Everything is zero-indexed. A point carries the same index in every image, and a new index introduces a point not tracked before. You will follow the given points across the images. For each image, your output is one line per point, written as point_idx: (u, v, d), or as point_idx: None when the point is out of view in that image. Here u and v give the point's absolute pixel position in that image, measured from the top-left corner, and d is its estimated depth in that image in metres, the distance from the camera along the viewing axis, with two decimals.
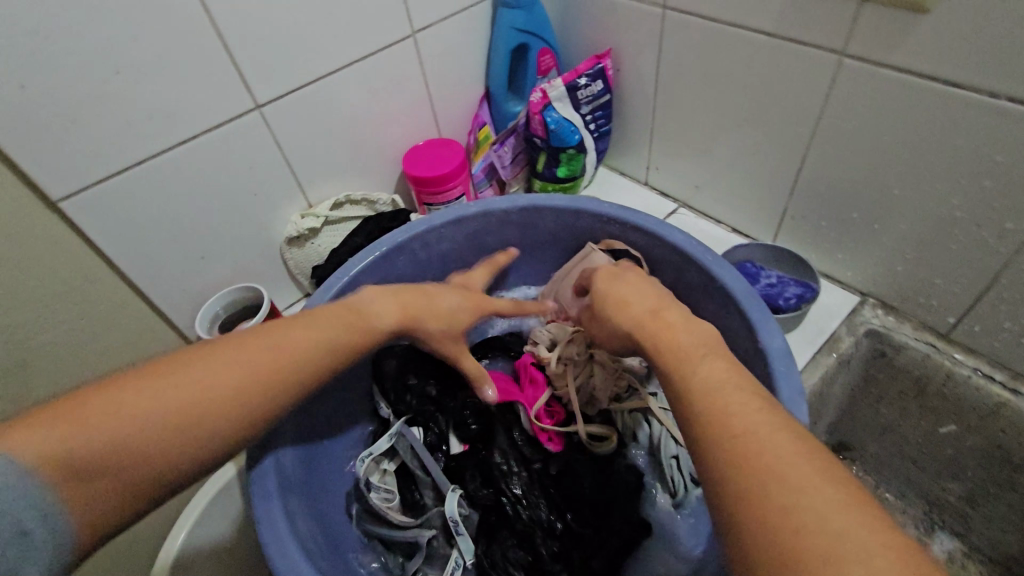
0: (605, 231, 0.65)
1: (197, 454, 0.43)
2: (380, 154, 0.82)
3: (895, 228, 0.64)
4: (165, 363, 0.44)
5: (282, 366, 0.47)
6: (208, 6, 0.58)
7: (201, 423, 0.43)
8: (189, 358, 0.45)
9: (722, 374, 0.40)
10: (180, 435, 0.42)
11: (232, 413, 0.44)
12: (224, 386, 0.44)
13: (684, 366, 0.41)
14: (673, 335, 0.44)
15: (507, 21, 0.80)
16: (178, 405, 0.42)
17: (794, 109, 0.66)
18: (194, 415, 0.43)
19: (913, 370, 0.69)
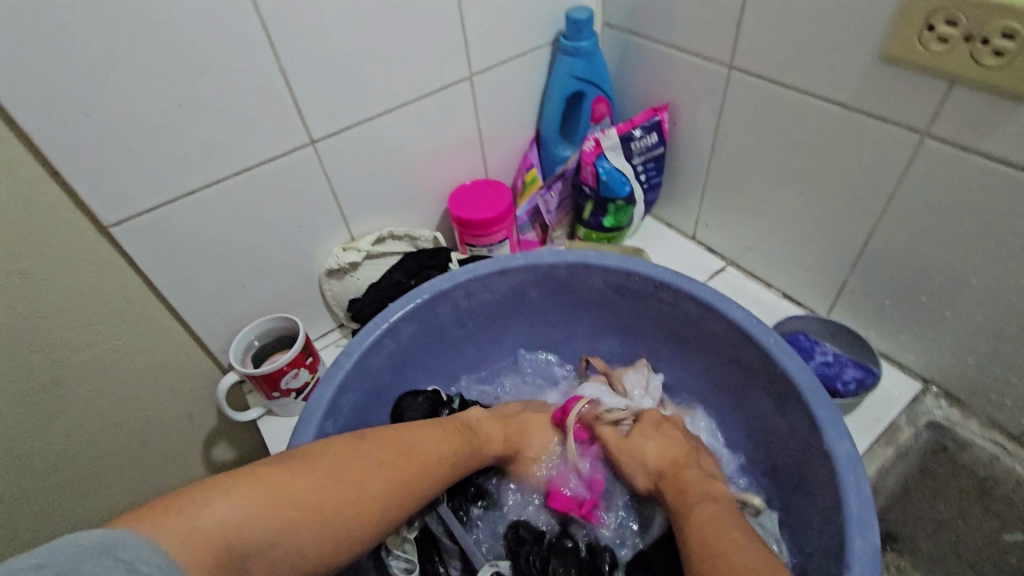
0: (655, 295, 0.63)
1: (295, 561, 0.46)
2: (427, 192, 0.81)
3: (968, 317, 0.60)
4: (268, 465, 0.48)
5: (388, 480, 0.52)
6: (275, 43, 0.58)
7: (300, 535, 0.46)
8: (301, 458, 0.49)
9: (707, 500, 0.52)
10: (289, 524, 0.46)
11: (327, 530, 0.48)
12: (324, 505, 0.48)
13: (683, 500, 0.53)
14: (677, 469, 0.57)
15: (566, 68, 0.79)
16: (288, 516, 0.46)
17: (865, 183, 0.62)
18: (306, 517, 0.47)
19: (977, 470, 0.64)
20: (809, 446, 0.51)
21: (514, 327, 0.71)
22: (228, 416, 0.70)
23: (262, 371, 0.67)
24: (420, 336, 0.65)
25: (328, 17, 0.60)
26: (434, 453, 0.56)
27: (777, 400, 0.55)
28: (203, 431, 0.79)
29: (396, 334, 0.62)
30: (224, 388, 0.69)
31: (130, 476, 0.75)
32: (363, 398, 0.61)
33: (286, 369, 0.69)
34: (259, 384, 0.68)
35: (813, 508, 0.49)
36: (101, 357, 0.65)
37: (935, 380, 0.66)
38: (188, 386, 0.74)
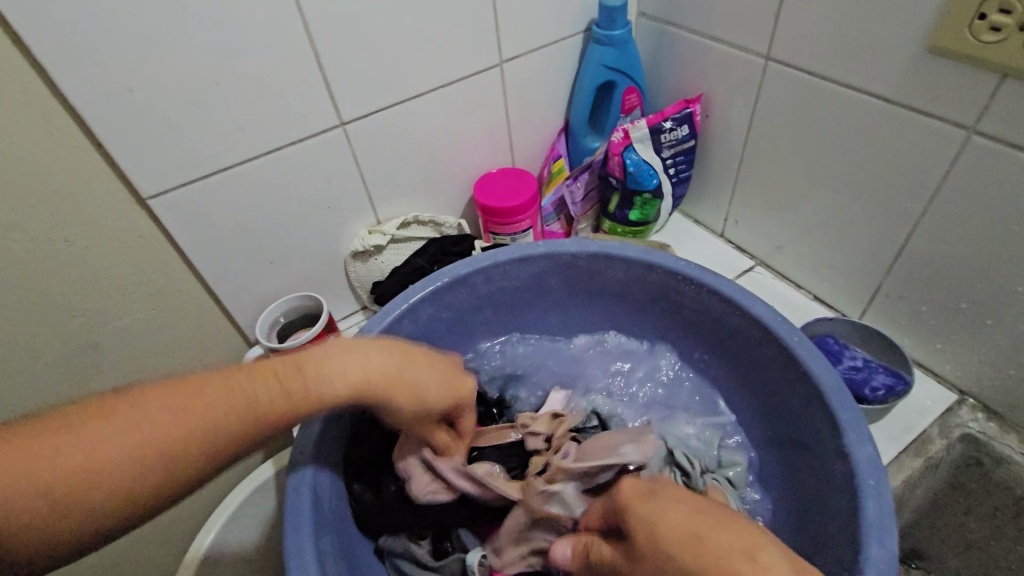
0: (676, 289, 0.62)
1: (153, 484, 0.41)
2: (453, 178, 0.82)
3: (1011, 327, 0.57)
4: (149, 393, 0.42)
5: (198, 417, 0.42)
6: (308, 23, 0.59)
7: (152, 465, 0.40)
8: (179, 390, 0.43)
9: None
10: (98, 470, 0.39)
11: (188, 451, 0.41)
12: (186, 428, 0.42)
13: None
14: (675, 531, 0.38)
15: (598, 57, 0.78)
16: (124, 443, 0.40)
17: (906, 181, 0.60)
18: (124, 454, 0.40)
19: (1012, 488, 0.61)
20: (827, 451, 0.49)
21: (532, 316, 0.71)
22: None
23: (285, 347, 0.69)
24: (438, 319, 0.65)
25: (362, 0, 0.61)
26: (321, 387, 0.46)
27: (797, 402, 0.53)
28: None
29: (415, 317, 0.62)
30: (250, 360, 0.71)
31: None
32: None
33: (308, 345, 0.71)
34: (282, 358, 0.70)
35: (829, 514, 0.48)
36: (136, 323, 0.68)
37: (972, 393, 0.63)
38: (217, 358, 0.77)
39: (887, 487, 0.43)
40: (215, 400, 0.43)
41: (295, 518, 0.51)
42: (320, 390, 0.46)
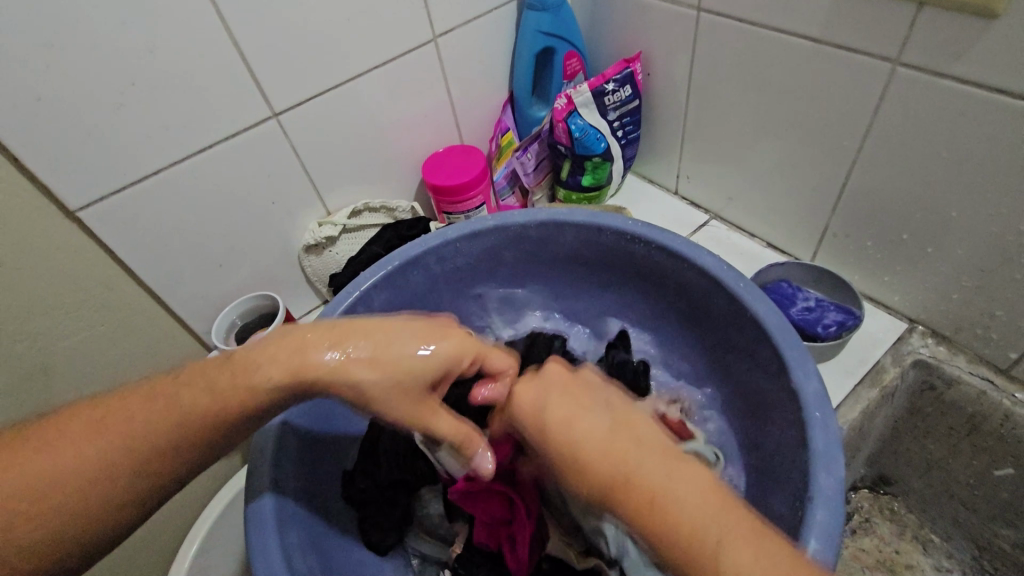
0: (625, 249, 0.62)
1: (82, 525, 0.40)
2: (400, 161, 0.80)
3: (951, 252, 0.59)
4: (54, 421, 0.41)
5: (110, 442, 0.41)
6: (222, 11, 0.57)
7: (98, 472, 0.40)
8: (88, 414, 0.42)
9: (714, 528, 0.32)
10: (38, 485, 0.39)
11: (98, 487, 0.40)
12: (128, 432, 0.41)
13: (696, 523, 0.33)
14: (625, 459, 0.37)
15: (533, 24, 0.76)
16: (70, 454, 0.40)
17: (840, 120, 0.60)
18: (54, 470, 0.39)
19: (964, 405, 0.63)
20: (780, 393, 0.50)
21: (490, 290, 0.71)
22: None
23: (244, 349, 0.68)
24: (394, 304, 0.65)
25: None
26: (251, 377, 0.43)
27: (749, 346, 0.54)
28: None
29: (369, 303, 0.62)
30: None
31: None
32: None
33: None
34: None
35: (781, 449, 0.49)
36: (85, 341, 0.67)
37: (921, 319, 0.65)
38: (178, 367, 0.76)
39: (833, 415, 0.45)
40: (160, 399, 0.42)
41: (258, 513, 0.52)
42: (251, 380, 0.43)
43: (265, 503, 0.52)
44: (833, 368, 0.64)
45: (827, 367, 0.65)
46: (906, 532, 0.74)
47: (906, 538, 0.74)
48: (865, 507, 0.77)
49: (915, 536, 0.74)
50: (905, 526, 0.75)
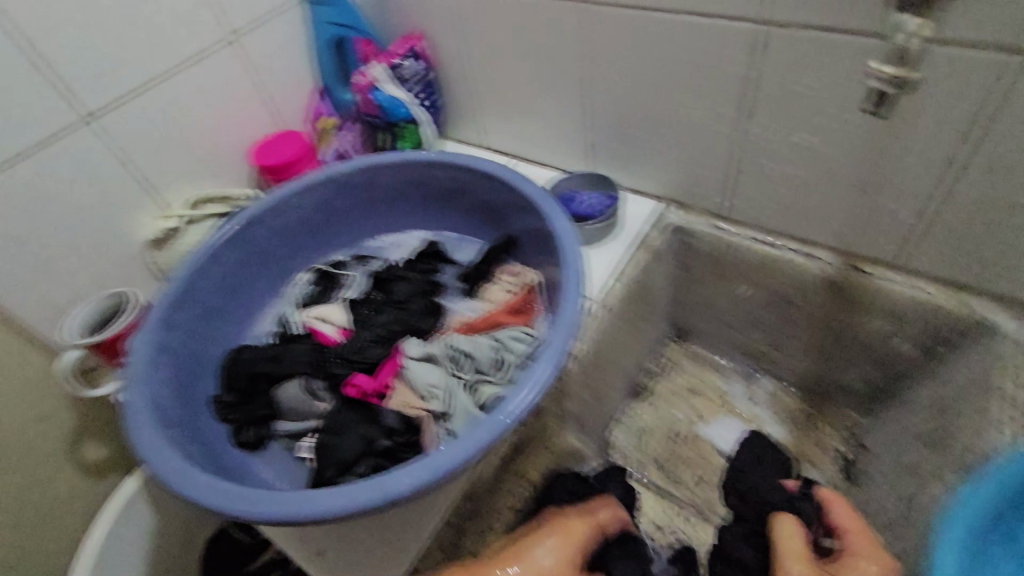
0: (432, 175, 0.74)
1: None
2: (230, 152, 0.88)
3: (664, 136, 0.80)
4: None
5: None
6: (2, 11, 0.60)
7: None
8: None
9: None
10: None
11: None
12: None
13: None
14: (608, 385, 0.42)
15: (324, 18, 0.89)
16: None
17: (567, 54, 0.80)
18: None
19: (708, 248, 0.85)
20: (543, 236, 0.65)
21: (331, 240, 0.78)
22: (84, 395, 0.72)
23: (101, 339, 0.69)
24: (243, 259, 0.69)
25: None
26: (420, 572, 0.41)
27: (527, 221, 0.69)
28: (68, 433, 0.80)
29: (217, 259, 0.66)
30: (68, 368, 0.70)
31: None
32: (204, 314, 0.65)
33: (127, 331, 0.72)
34: (106, 350, 0.70)
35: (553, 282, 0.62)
36: None
37: (666, 194, 0.87)
38: (40, 379, 0.76)
39: (574, 237, 0.60)
40: None
41: (138, 421, 0.50)
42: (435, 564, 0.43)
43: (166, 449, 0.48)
44: (610, 240, 0.83)
45: (606, 242, 0.83)
46: (705, 365, 0.95)
47: (705, 368, 0.95)
48: (675, 355, 0.97)
49: (712, 365, 0.95)
50: (703, 358, 0.96)
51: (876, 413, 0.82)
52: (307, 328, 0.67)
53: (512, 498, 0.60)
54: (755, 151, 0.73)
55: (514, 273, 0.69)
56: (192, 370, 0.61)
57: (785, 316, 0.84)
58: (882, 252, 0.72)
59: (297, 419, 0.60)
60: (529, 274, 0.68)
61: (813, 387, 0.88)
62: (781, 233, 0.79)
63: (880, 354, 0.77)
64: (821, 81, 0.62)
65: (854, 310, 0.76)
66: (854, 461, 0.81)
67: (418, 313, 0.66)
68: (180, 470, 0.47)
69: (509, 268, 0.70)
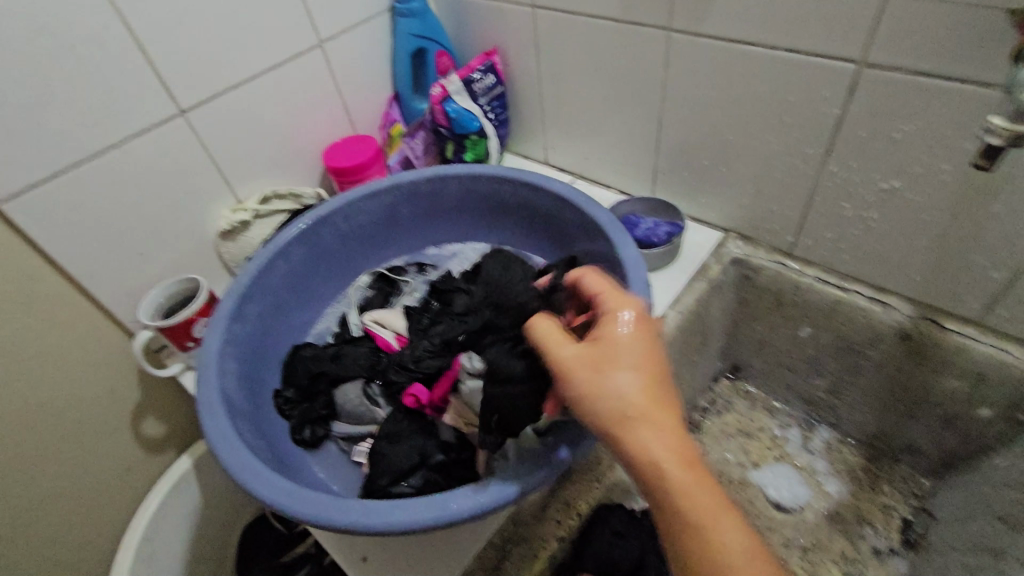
0: (499, 189, 0.74)
1: None
2: (303, 152, 0.90)
3: (736, 168, 0.79)
4: None
5: None
6: (120, 9, 0.63)
7: None
8: None
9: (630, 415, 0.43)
10: None
11: None
12: None
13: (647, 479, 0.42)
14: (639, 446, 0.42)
15: (405, 28, 0.91)
16: None
17: (644, 78, 0.80)
18: None
19: (771, 285, 0.82)
20: (609, 261, 0.65)
21: (394, 244, 0.79)
22: (149, 375, 0.75)
23: (171, 323, 0.72)
24: (312, 258, 0.71)
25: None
26: None
27: (591, 244, 0.68)
28: (129, 409, 0.83)
29: (288, 256, 0.68)
30: (139, 347, 0.73)
31: (58, 456, 0.78)
32: (271, 309, 0.67)
33: (195, 318, 0.74)
34: (174, 335, 0.73)
35: None
36: (18, 337, 0.69)
37: (731, 227, 0.85)
38: (109, 357, 0.79)
39: (643, 267, 0.59)
40: None
41: (210, 412, 0.52)
42: None
43: (234, 443, 0.49)
44: (671, 269, 0.82)
45: (666, 271, 0.82)
46: (756, 405, 0.92)
47: (756, 408, 0.92)
48: (725, 391, 0.94)
49: (763, 405, 0.92)
50: (754, 398, 0.93)
51: (941, 475, 0.78)
52: (366, 332, 0.68)
53: (562, 528, 0.59)
54: (834, 191, 0.70)
55: None
56: (257, 363, 0.63)
57: (849, 364, 0.80)
58: (965, 308, 0.68)
59: (354, 423, 0.61)
60: None
61: (872, 440, 0.84)
62: (853, 277, 0.76)
63: (951, 414, 0.73)
64: (918, 127, 0.59)
65: (926, 365, 0.72)
66: (915, 525, 0.77)
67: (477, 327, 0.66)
68: (247, 466, 0.48)
69: None
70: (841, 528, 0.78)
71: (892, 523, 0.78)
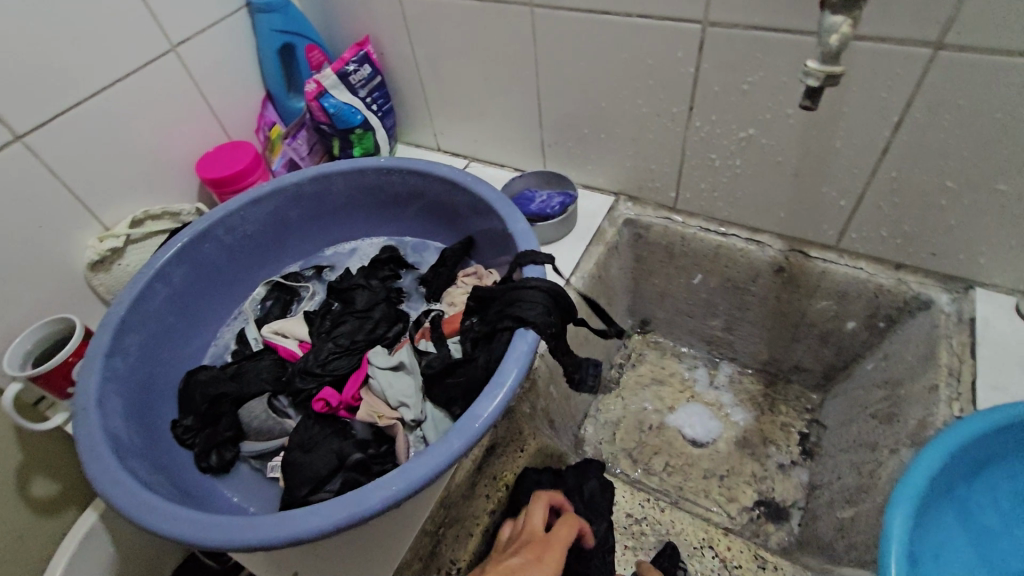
0: (387, 180, 0.73)
1: None
2: (174, 166, 0.84)
3: (615, 133, 0.82)
4: None
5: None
6: None
7: None
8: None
9: None
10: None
11: None
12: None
13: None
14: None
15: (266, 24, 0.87)
16: None
17: (517, 55, 0.81)
18: None
19: (662, 240, 0.87)
20: (502, 237, 0.66)
21: (286, 251, 0.76)
22: (27, 430, 0.68)
23: (43, 370, 0.65)
24: (195, 277, 0.67)
25: None
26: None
27: (484, 222, 0.69)
28: (12, 472, 0.75)
29: (167, 278, 0.64)
30: (9, 403, 0.66)
31: None
32: (156, 337, 0.63)
33: (70, 360, 0.68)
34: (49, 382, 0.66)
35: None
36: None
37: (619, 190, 0.89)
38: None
39: (530, 235, 0.61)
40: None
41: (95, 456, 0.48)
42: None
43: (127, 482, 0.46)
44: (568, 237, 0.85)
45: (565, 239, 0.84)
46: (666, 353, 0.98)
47: (666, 356, 0.98)
48: (637, 346, 0.99)
49: (672, 353, 0.98)
50: (663, 346, 0.99)
51: (827, 387, 0.87)
52: (267, 344, 0.66)
53: (491, 502, 0.62)
54: (701, 144, 0.75)
55: (474, 272, 0.69)
56: (146, 397, 0.59)
57: (737, 302, 0.87)
58: (825, 236, 0.76)
59: (263, 439, 0.58)
60: (490, 274, 0.68)
61: (767, 367, 0.92)
62: (730, 222, 0.82)
63: (826, 332, 0.82)
64: (761, 77, 0.65)
65: (801, 292, 0.80)
66: (810, 436, 0.85)
67: (382, 321, 0.65)
68: (145, 503, 0.45)
69: (469, 269, 0.71)
70: (750, 451, 0.85)
71: (792, 439, 0.86)
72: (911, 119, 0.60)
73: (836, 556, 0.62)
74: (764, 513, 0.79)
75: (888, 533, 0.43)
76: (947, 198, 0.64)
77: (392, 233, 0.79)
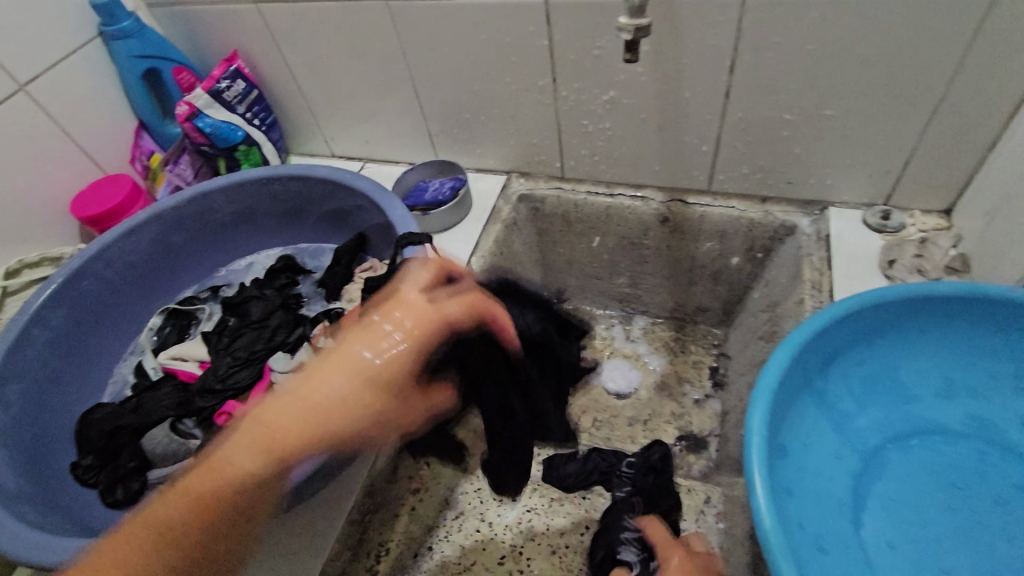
0: (269, 190, 0.73)
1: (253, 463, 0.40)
2: (46, 209, 0.81)
3: (494, 114, 0.85)
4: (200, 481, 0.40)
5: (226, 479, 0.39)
6: None
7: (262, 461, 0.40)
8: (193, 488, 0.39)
9: None
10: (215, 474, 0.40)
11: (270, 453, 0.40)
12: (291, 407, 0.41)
13: None
14: None
15: (124, 51, 0.84)
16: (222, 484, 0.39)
17: (385, 50, 0.82)
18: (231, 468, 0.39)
19: (557, 210, 0.91)
20: (388, 227, 0.68)
21: (176, 277, 0.75)
22: None
23: None
24: (77, 317, 0.65)
25: None
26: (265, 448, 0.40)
27: (370, 217, 0.70)
28: None
29: (44, 322, 0.61)
30: None
31: None
32: (40, 383, 0.61)
33: None
34: None
35: None
36: None
37: (510, 168, 0.92)
38: None
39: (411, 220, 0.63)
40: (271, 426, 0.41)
41: None
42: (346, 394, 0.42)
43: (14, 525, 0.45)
44: (466, 220, 0.87)
45: (463, 222, 0.87)
46: (584, 317, 1.03)
47: (584, 320, 1.02)
48: None
49: (589, 316, 1.03)
50: (580, 311, 1.03)
51: (729, 322, 0.93)
52: (165, 371, 0.65)
53: None
54: (572, 112, 0.79)
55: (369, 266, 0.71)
56: (37, 443, 0.57)
57: (636, 256, 0.92)
58: (697, 182, 0.81)
59: (170, 463, 0.58)
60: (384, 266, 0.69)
61: (676, 313, 0.97)
62: (614, 182, 0.87)
63: (717, 271, 0.87)
64: (608, 41, 0.69)
65: (687, 237, 0.85)
66: (719, 369, 0.91)
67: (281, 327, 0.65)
68: (35, 542, 0.44)
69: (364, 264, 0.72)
70: (668, 393, 0.91)
71: (704, 374, 0.92)
72: (741, 61, 0.66)
73: (739, 469, 0.68)
74: (685, 446, 0.85)
75: (750, 426, 0.48)
76: (789, 129, 0.70)
77: (286, 243, 0.79)
